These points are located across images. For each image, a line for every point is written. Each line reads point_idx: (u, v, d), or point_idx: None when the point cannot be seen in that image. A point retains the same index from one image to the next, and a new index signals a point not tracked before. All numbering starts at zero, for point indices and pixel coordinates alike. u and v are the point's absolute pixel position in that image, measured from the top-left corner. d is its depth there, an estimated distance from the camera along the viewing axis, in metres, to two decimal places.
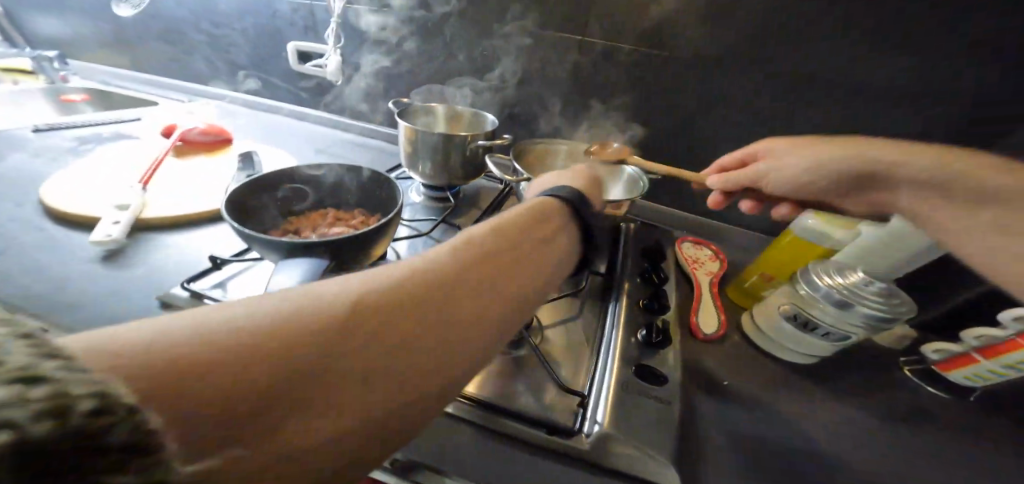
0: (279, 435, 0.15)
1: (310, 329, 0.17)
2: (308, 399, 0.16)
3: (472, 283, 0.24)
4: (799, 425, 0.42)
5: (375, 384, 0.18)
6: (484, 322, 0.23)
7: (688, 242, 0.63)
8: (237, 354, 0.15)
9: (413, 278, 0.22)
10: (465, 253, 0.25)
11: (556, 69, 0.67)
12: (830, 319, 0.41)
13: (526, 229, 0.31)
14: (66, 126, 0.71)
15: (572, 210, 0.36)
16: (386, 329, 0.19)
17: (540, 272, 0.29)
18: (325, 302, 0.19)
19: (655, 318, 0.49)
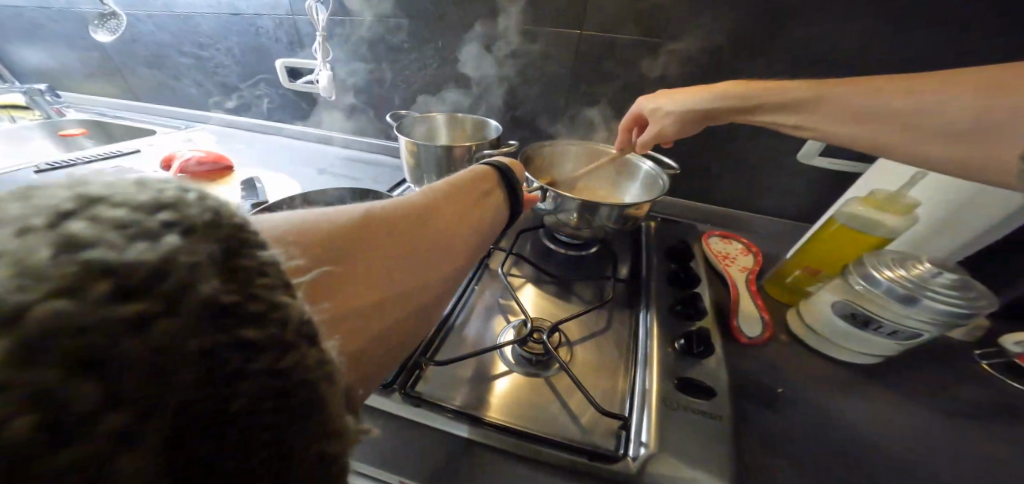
0: (345, 314, 0.21)
1: (346, 228, 0.23)
2: (350, 274, 0.22)
3: (448, 224, 0.29)
4: (871, 433, 0.38)
5: (390, 275, 0.24)
6: (459, 245, 0.29)
7: (716, 237, 0.60)
8: (311, 239, 0.21)
9: (407, 213, 0.27)
10: (446, 195, 0.32)
11: (555, 65, 0.62)
12: (891, 316, 0.38)
13: (469, 194, 0.33)
14: (67, 165, 0.69)
15: (498, 184, 0.36)
16: (394, 238, 0.25)
17: (484, 232, 0.32)
18: (349, 214, 0.24)
19: (691, 326, 0.44)
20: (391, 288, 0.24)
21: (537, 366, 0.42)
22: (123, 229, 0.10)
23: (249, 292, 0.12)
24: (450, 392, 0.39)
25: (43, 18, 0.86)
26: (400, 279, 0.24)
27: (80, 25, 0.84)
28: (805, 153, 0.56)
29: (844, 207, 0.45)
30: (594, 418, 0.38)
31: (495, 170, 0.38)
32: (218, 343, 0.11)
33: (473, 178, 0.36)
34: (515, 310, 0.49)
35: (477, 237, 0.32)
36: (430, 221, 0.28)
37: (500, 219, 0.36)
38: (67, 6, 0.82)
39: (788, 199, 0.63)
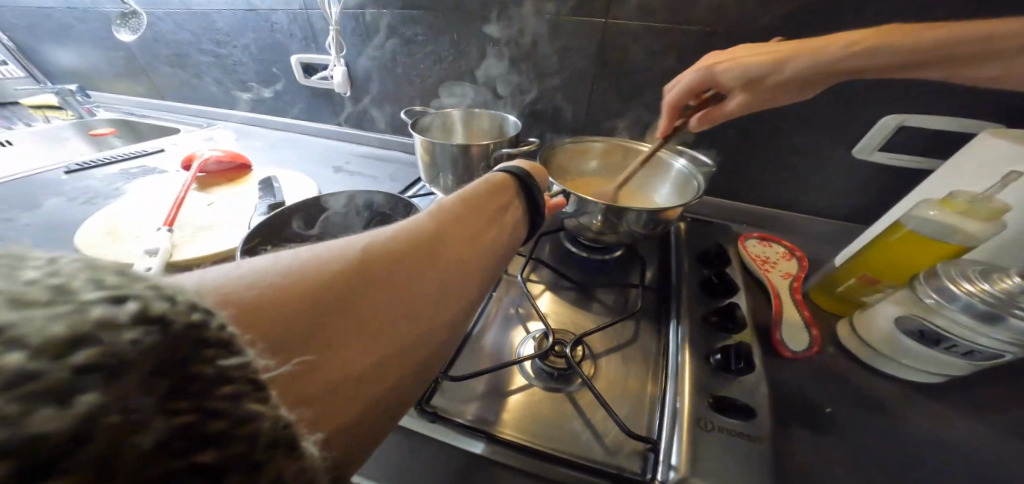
0: (324, 384, 0.16)
1: (336, 271, 0.19)
2: (343, 331, 0.18)
3: (456, 251, 0.25)
4: (943, 464, 0.33)
5: (394, 325, 0.19)
6: (473, 273, 0.25)
7: (754, 239, 0.56)
8: (291, 292, 0.17)
9: (408, 242, 0.23)
10: (455, 216, 0.27)
11: (577, 57, 0.59)
12: (965, 335, 0.34)
13: (478, 212, 0.29)
14: (95, 165, 0.71)
15: (511, 198, 0.33)
16: (396, 277, 0.21)
17: (496, 254, 0.28)
18: (336, 253, 0.20)
19: (727, 339, 0.40)
20: (397, 340, 0.19)
21: (560, 381, 0.39)
22: (47, 336, 0.09)
23: (207, 408, 0.10)
24: (464, 406, 0.37)
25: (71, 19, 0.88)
26: (407, 328, 0.20)
27: (105, 25, 0.85)
28: (863, 146, 0.51)
29: (915, 211, 0.40)
30: (620, 438, 0.35)
31: (504, 181, 0.34)
32: (174, 474, 0.09)
33: (485, 192, 0.32)
34: (534, 319, 0.47)
35: (493, 260, 0.28)
36: (439, 249, 0.24)
37: (517, 236, 0.32)
38: (92, 5, 0.84)
39: (834, 198, 0.58)
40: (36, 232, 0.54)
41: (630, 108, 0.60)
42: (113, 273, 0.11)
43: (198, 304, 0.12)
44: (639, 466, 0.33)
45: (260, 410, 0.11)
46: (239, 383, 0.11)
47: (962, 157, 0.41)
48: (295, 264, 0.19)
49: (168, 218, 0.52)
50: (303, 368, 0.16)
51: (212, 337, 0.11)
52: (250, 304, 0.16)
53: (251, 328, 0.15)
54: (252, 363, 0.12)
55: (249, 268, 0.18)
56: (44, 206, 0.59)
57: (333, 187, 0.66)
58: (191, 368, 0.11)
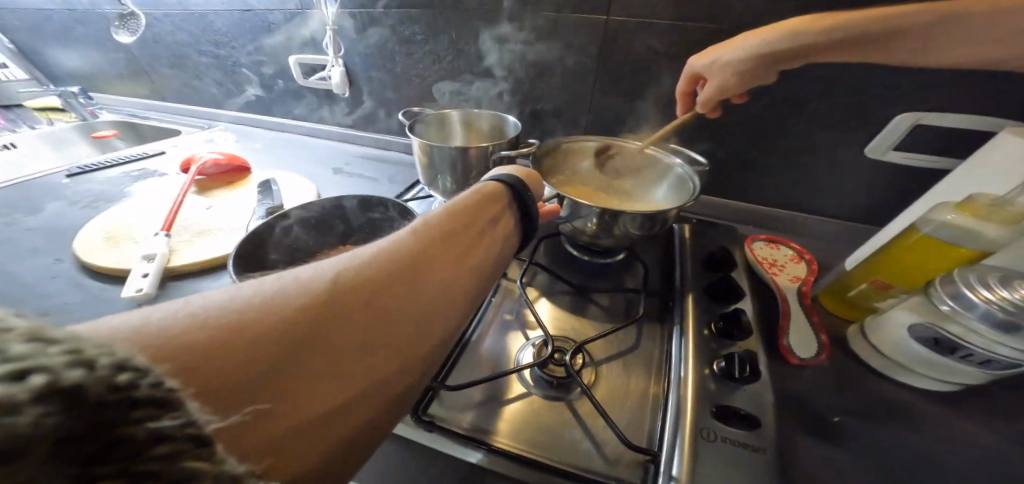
0: (279, 429, 0.15)
1: (300, 306, 0.18)
2: (302, 370, 0.17)
3: (435, 272, 0.24)
4: (960, 477, 0.32)
5: (361, 362, 0.19)
6: (453, 299, 0.24)
7: (760, 241, 0.55)
8: (247, 330, 0.16)
9: (381, 267, 0.22)
10: (437, 236, 0.26)
11: (577, 55, 0.57)
12: (982, 344, 0.32)
13: (461, 228, 0.28)
14: (97, 168, 0.71)
15: (496, 211, 0.32)
16: (367, 308, 0.20)
17: (479, 271, 0.27)
18: (303, 284, 0.19)
19: (731, 346, 0.39)
20: (363, 379, 0.18)
21: (559, 389, 0.38)
22: None
23: (137, 472, 0.10)
24: (461, 415, 0.36)
25: (72, 21, 0.88)
26: (376, 363, 0.19)
27: (105, 27, 0.85)
28: (875, 145, 0.50)
29: (932, 215, 0.38)
30: (620, 449, 0.34)
31: (491, 193, 0.33)
32: None
33: (472, 209, 0.30)
34: (533, 325, 0.46)
35: (476, 283, 0.26)
36: (416, 275, 0.23)
37: (504, 255, 0.31)
38: (92, 7, 0.84)
39: (844, 198, 0.56)
40: (37, 236, 0.54)
41: (632, 106, 0.59)
42: (23, 339, 0.09)
43: (121, 360, 0.11)
44: (637, 479, 0.32)
45: (200, 469, 0.11)
46: (174, 442, 0.11)
47: (980, 158, 0.40)
48: (257, 297, 0.18)
49: (166, 222, 0.52)
50: (255, 416, 0.15)
51: (142, 396, 0.10)
52: (199, 346, 0.15)
53: (197, 373, 0.14)
54: (191, 418, 0.11)
55: (206, 302, 0.17)
56: (46, 210, 0.59)
57: (332, 189, 0.66)
58: (118, 432, 0.10)
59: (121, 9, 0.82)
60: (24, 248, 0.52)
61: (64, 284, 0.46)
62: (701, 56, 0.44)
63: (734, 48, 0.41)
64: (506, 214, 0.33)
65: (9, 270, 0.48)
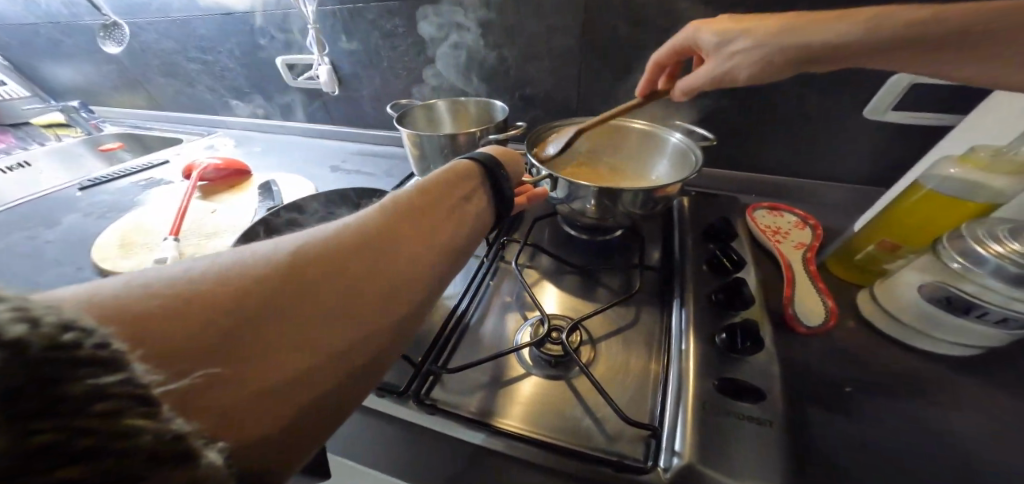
0: (237, 389, 0.16)
1: (258, 277, 0.19)
2: (260, 335, 0.17)
3: (399, 242, 0.24)
4: (978, 440, 0.31)
5: (323, 329, 0.19)
6: (423, 269, 0.24)
7: (763, 210, 0.53)
8: (199, 301, 0.17)
9: (343, 240, 0.22)
10: (406, 210, 0.27)
11: (562, 33, 0.56)
12: (996, 300, 0.31)
13: (428, 203, 0.28)
14: (105, 180, 0.73)
15: (466, 187, 0.32)
16: (328, 279, 0.20)
17: (448, 243, 0.27)
18: (262, 259, 0.20)
19: (733, 316, 0.39)
20: (326, 345, 0.18)
21: (559, 368, 0.39)
22: None
23: (76, 426, 0.10)
24: (464, 399, 0.37)
25: (61, 35, 0.89)
26: (340, 330, 0.19)
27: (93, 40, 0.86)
28: (874, 106, 0.47)
29: (936, 169, 0.37)
30: (621, 425, 0.34)
31: (461, 170, 0.33)
32: None
33: (445, 186, 0.31)
34: (532, 307, 0.46)
35: (449, 255, 0.27)
36: (382, 247, 0.23)
37: (480, 229, 0.31)
38: (76, 19, 0.84)
39: (850, 161, 0.54)
40: (55, 248, 0.56)
41: (620, 82, 0.57)
42: None
43: (66, 321, 0.11)
44: (641, 453, 0.32)
45: (142, 425, 0.11)
46: (114, 400, 0.11)
47: (989, 107, 0.37)
48: (215, 272, 0.18)
49: (174, 227, 0.53)
50: (210, 380, 0.15)
51: (86, 355, 0.11)
52: (151, 317, 0.15)
53: (148, 340, 0.15)
54: (135, 377, 0.12)
55: (161, 278, 0.17)
56: (62, 223, 0.62)
57: (329, 187, 0.66)
58: (58, 388, 0.10)
59: (104, 19, 0.81)
60: (45, 259, 0.54)
61: None
62: (715, 29, 0.37)
63: (769, 28, 0.33)
64: (480, 190, 0.33)
65: (33, 281, 0.50)
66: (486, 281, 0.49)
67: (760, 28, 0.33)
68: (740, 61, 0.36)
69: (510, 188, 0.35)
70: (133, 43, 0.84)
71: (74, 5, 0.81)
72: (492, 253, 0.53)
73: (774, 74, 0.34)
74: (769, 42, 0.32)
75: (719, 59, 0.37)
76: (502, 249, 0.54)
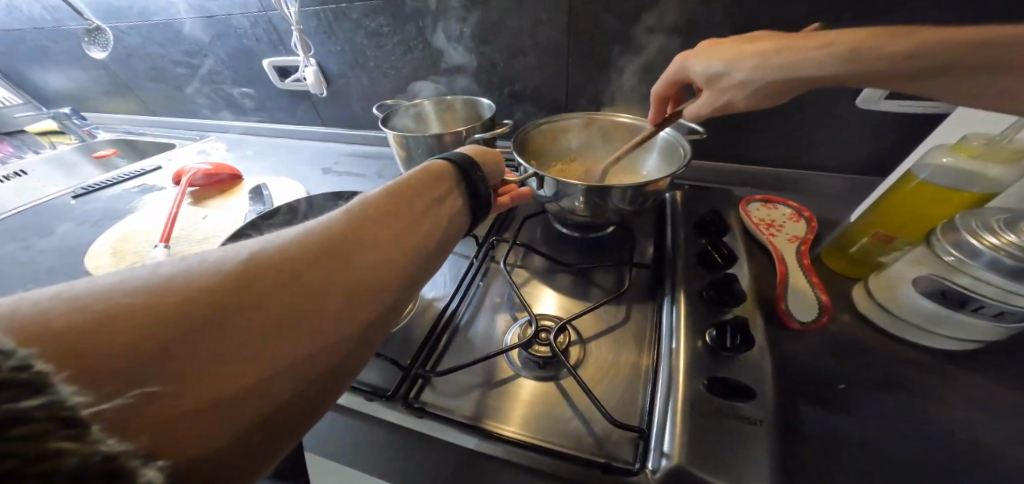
0: (181, 404, 0.15)
1: (209, 286, 0.18)
2: (209, 347, 0.17)
3: (364, 246, 0.24)
4: (974, 436, 0.30)
5: (280, 339, 0.18)
6: (390, 274, 0.24)
7: (757, 202, 0.53)
8: (143, 313, 0.16)
9: (302, 247, 0.22)
10: (373, 214, 0.26)
11: (548, 28, 0.55)
12: (993, 294, 0.30)
13: (397, 205, 0.28)
14: (99, 187, 0.73)
15: (439, 188, 0.32)
16: (285, 287, 0.20)
17: (417, 245, 0.27)
18: (213, 268, 0.19)
19: (725, 313, 0.38)
20: (283, 355, 0.18)
21: (549, 369, 0.38)
22: None
23: None
24: (454, 402, 0.37)
25: (48, 42, 0.89)
26: (298, 339, 0.19)
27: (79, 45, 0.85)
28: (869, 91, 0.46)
29: (929, 159, 0.36)
30: (609, 426, 0.34)
31: (434, 172, 0.33)
32: None
33: (416, 187, 0.30)
34: (522, 307, 0.46)
35: (419, 258, 0.26)
36: (346, 252, 0.23)
37: (452, 231, 0.31)
38: (60, 24, 0.83)
39: (846, 151, 0.53)
40: (49, 257, 0.56)
41: (608, 76, 0.56)
42: None
43: None
44: (630, 454, 0.32)
45: (65, 448, 0.11)
46: (38, 424, 0.11)
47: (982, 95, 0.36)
48: (161, 281, 0.18)
49: (164, 234, 0.53)
50: (153, 395, 0.15)
51: (6, 378, 0.11)
52: (83, 332, 0.15)
53: (79, 356, 0.14)
54: (59, 399, 0.12)
55: (98, 291, 0.16)
56: (57, 231, 0.62)
57: (320, 189, 0.66)
58: None
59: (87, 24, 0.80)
60: (40, 268, 0.55)
61: None
62: (705, 62, 0.37)
63: (753, 60, 0.32)
64: (454, 192, 0.33)
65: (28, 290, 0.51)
66: (476, 282, 0.49)
67: (747, 58, 0.33)
68: (733, 95, 0.36)
69: (486, 190, 0.35)
70: (118, 48, 0.83)
71: (56, 10, 0.80)
72: (482, 253, 0.52)
73: (774, 99, 0.34)
74: (760, 75, 0.32)
75: (712, 95, 0.37)
76: (492, 249, 0.53)
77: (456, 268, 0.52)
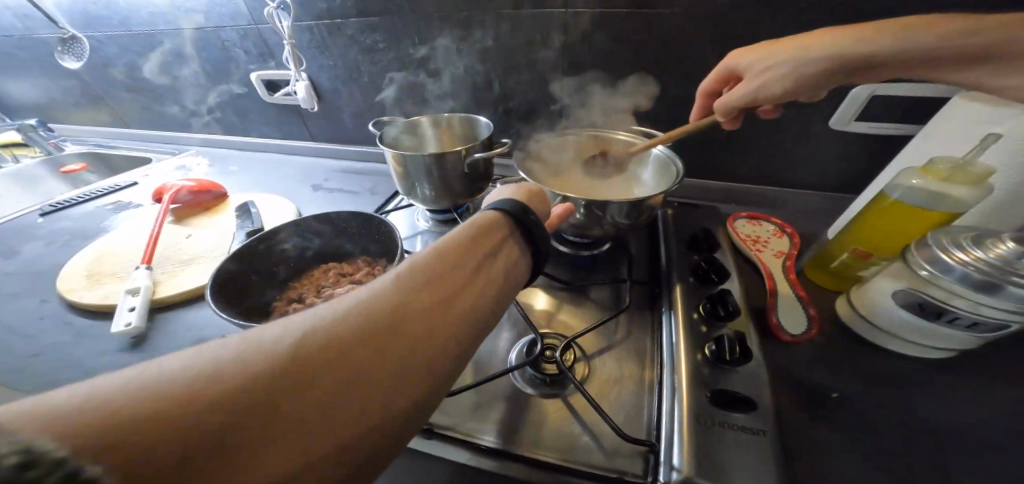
0: None
1: (254, 373, 0.17)
2: (248, 444, 0.16)
3: (417, 318, 0.23)
4: (956, 440, 0.32)
5: (313, 439, 0.17)
6: (441, 352, 0.23)
7: (742, 219, 0.56)
8: (189, 404, 0.16)
9: (359, 321, 0.21)
10: (418, 288, 0.25)
11: (542, 50, 0.57)
12: (966, 305, 0.32)
13: (451, 265, 0.27)
14: (70, 202, 0.69)
15: (491, 242, 0.31)
16: (329, 374, 0.19)
17: (469, 314, 0.26)
18: (270, 346, 0.19)
19: (722, 328, 0.39)
20: (323, 450, 0.17)
21: (555, 386, 0.39)
22: None
23: None
24: (462, 423, 0.36)
25: (12, 48, 0.84)
26: (338, 430, 0.18)
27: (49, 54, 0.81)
28: (837, 120, 0.50)
29: (898, 180, 0.39)
30: (618, 441, 0.34)
31: (489, 223, 0.33)
32: None
33: (463, 253, 0.28)
34: (525, 324, 0.46)
35: (468, 335, 0.25)
36: (393, 330, 0.22)
37: (507, 287, 0.30)
38: (29, 32, 0.79)
39: (821, 170, 0.56)
40: (16, 281, 0.53)
41: (600, 99, 0.59)
42: None
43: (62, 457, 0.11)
44: (640, 469, 0.32)
45: None
46: None
47: (943, 120, 0.40)
48: (210, 364, 0.17)
49: (144, 255, 0.49)
50: None
51: None
52: (128, 424, 0.14)
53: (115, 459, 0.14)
54: None
55: (151, 373, 0.16)
56: (23, 252, 0.58)
57: (312, 206, 0.66)
58: None
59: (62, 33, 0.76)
60: (5, 294, 0.51)
61: (50, 326, 0.45)
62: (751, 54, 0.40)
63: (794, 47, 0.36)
64: (508, 242, 0.33)
65: None
66: None
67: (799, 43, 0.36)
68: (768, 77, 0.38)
69: (544, 236, 0.34)
70: (93, 58, 0.79)
71: (26, 18, 0.76)
72: None
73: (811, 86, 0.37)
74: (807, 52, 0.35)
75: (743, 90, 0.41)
76: None
77: None
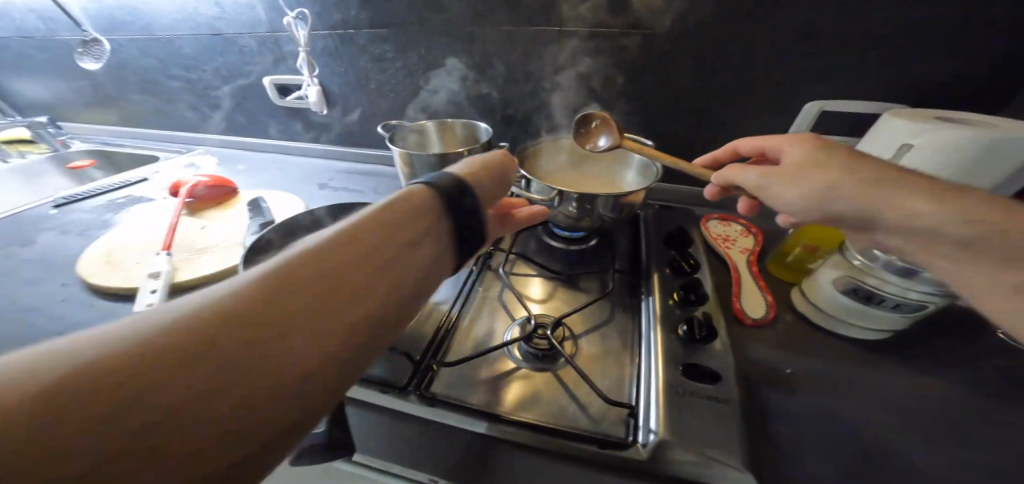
0: (192, 419, 0.17)
1: (195, 322, 0.19)
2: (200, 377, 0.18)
3: (358, 258, 0.25)
4: (886, 405, 0.38)
5: (269, 362, 0.19)
6: (386, 282, 0.25)
7: (715, 220, 0.62)
8: (141, 349, 0.17)
9: (300, 266, 0.23)
10: (353, 239, 0.26)
11: (538, 65, 0.63)
12: (893, 290, 0.38)
13: (393, 214, 0.29)
14: (83, 195, 0.71)
15: (431, 192, 0.32)
16: (282, 311, 0.21)
17: (407, 250, 0.27)
18: (211, 301, 0.20)
19: (694, 311, 0.45)
20: (276, 369, 0.19)
21: (545, 361, 0.43)
22: None
23: None
24: (463, 393, 0.40)
25: (28, 48, 0.87)
26: (293, 352, 0.20)
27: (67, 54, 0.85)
28: (796, 130, 0.55)
29: None
30: (604, 408, 0.38)
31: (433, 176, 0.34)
32: None
33: (380, 216, 0.28)
34: (520, 309, 0.50)
35: (405, 267, 0.27)
36: (342, 271, 0.24)
37: (452, 224, 0.31)
38: (50, 34, 0.83)
39: None
40: (31, 266, 0.55)
41: (589, 110, 0.65)
42: None
43: None
44: (622, 429, 0.36)
45: None
46: None
47: (874, 134, 0.46)
48: (150, 319, 0.19)
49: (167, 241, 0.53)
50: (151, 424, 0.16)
51: None
52: (91, 371, 0.16)
53: (85, 400, 0.16)
54: None
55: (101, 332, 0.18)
56: (38, 240, 0.60)
57: (319, 203, 0.70)
58: None
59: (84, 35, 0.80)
60: (21, 279, 0.53)
61: (74, 309, 0.48)
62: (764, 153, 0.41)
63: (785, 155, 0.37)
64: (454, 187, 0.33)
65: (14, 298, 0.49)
66: (476, 276, 0.54)
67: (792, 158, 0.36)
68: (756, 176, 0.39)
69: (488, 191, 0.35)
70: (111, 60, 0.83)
71: (50, 20, 0.80)
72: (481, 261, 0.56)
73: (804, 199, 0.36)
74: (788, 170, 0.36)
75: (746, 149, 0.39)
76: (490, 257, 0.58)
77: (455, 276, 0.56)
